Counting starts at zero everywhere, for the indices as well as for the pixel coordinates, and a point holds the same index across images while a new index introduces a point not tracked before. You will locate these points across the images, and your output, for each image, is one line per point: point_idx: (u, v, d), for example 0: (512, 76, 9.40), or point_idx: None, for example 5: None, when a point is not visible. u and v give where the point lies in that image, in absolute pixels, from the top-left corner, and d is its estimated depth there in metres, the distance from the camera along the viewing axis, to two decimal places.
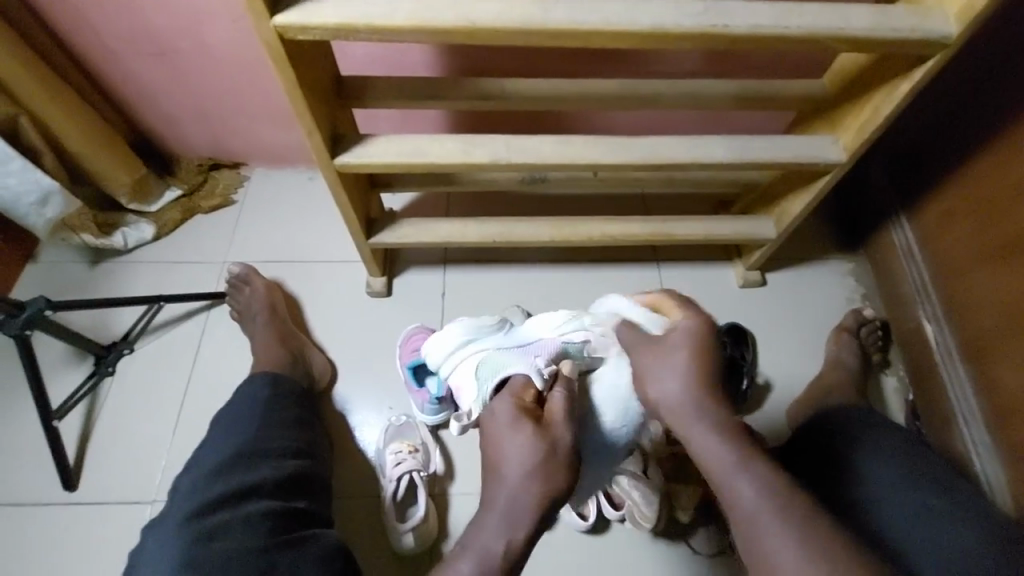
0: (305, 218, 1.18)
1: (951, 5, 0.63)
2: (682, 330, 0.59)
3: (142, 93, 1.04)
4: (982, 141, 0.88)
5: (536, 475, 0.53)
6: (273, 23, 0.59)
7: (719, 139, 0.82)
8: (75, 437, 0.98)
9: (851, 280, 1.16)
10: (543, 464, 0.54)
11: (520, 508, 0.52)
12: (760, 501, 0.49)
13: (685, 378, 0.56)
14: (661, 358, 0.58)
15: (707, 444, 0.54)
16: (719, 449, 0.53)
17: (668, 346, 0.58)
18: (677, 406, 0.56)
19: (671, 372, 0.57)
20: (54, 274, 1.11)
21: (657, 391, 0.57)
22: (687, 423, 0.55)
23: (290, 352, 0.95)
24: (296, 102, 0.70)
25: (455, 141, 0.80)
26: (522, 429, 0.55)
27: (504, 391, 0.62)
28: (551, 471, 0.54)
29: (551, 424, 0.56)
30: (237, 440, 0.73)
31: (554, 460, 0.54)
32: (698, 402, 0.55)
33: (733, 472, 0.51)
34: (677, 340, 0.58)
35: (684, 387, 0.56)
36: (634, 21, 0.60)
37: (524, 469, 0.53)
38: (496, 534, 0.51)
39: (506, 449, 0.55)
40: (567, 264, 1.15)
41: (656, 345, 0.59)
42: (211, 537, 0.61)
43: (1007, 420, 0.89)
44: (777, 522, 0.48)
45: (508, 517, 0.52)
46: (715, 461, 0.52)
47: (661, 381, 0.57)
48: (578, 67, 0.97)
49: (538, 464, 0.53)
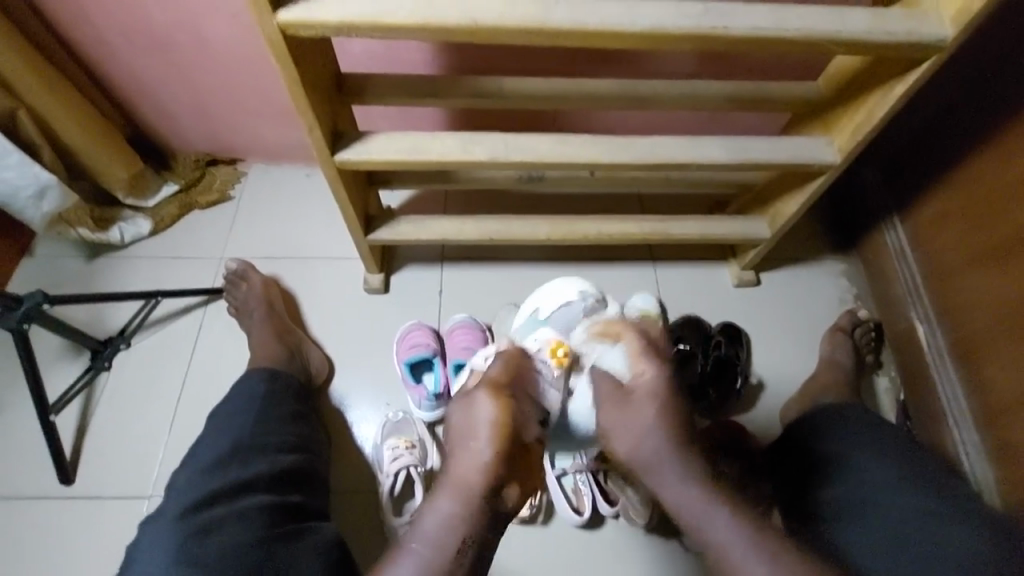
0: (301, 214, 1.18)
1: (944, 11, 0.65)
2: (647, 384, 0.54)
3: (142, 90, 1.04)
4: (974, 144, 0.90)
5: (466, 450, 0.52)
6: (276, 19, 0.59)
7: (715, 139, 0.83)
8: (71, 431, 0.97)
9: (844, 281, 1.18)
10: (470, 425, 0.53)
11: (454, 483, 0.51)
12: (734, 540, 0.51)
13: (651, 438, 0.53)
14: (629, 416, 0.54)
15: (677, 494, 0.53)
16: (688, 496, 0.53)
17: (631, 407, 0.54)
18: (645, 463, 0.54)
19: (637, 434, 0.54)
20: (50, 268, 1.11)
21: (627, 449, 0.54)
22: (655, 477, 0.54)
23: (288, 347, 0.95)
24: (297, 98, 0.70)
25: (455, 140, 0.81)
26: (457, 407, 0.55)
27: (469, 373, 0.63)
28: (477, 445, 0.52)
29: (474, 393, 0.53)
30: (235, 435, 0.73)
31: (477, 434, 0.52)
32: (667, 458, 0.53)
33: (706, 516, 0.52)
34: (642, 401, 0.54)
35: (653, 444, 0.53)
36: (633, 22, 0.61)
37: (457, 447, 0.53)
38: (432, 513, 0.51)
39: (450, 422, 0.55)
40: (564, 262, 1.16)
41: (618, 403, 0.55)
42: (207, 532, 0.61)
43: (995, 419, 0.91)
44: (752, 559, 0.50)
45: (446, 495, 0.51)
46: (686, 511, 0.53)
47: (629, 440, 0.54)
48: (577, 66, 0.97)
49: (465, 426, 0.53)
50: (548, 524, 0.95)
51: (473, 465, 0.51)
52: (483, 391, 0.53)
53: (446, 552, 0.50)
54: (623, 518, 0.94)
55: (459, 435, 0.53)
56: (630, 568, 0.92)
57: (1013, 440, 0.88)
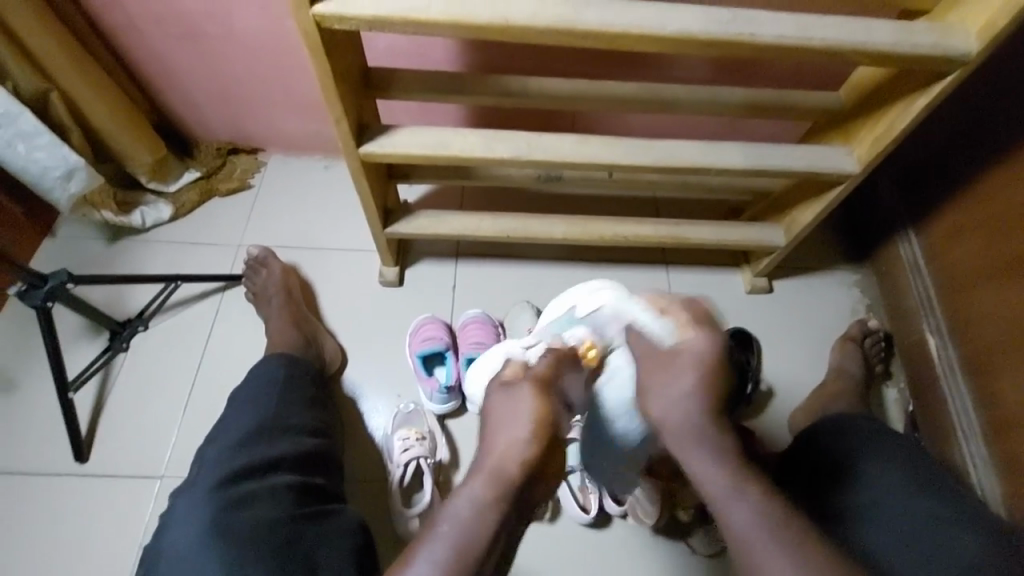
0: (321, 206, 1.20)
1: (972, 24, 0.65)
2: (693, 353, 0.53)
3: (170, 78, 1.06)
4: (992, 160, 0.90)
5: (504, 435, 0.53)
6: (312, 12, 0.60)
7: (735, 145, 0.84)
8: (88, 410, 0.99)
9: (856, 292, 1.18)
10: (515, 413, 0.54)
11: (490, 468, 0.52)
12: (758, 527, 0.50)
13: (691, 401, 0.53)
14: (668, 381, 0.54)
15: (705, 464, 0.53)
16: (715, 476, 0.53)
17: (674, 367, 0.54)
18: (681, 429, 0.54)
19: (675, 398, 0.53)
20: (73, 249, 1.13)
21: (662, 414, 0.54)
22: (686, 451, 0.54)
23: (304, 336, 0.96)
24: (327, 89, 0.71)
25: (478, 136, 0.82)
26: (499, 395, 0.56)
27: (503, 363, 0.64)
28: (516, 434, 0.52)
29: (520, 384, 0.56)
30: (259, 415, 0.74)
31: (518, 422, 0.53)
32: (702, 427, 0.53)
33: (731, 498, 0.52)
34: (686, 363, 0.53)
35: (689, 412, 0.53)
36: (663, 26, 0.62)
37: (495, 429, 0.54)
38: (463, 498, 0.51)
39: (493, 410, 0.56)
40: (576, 262, 1.17)
41: (661, 363, 0.55)
42: (240, 505, 0.63)
43: (1005, 434, 0.91)
44: (774, 546, 0.49)
45: (481, 480, 0.51)
46: (711, 489, 0.53)
47: (666, 407, 0.54)
48: (598, 68, 0.98)
49: (511, 413, 0.54)
50: (554, 521, 0.95)
51: (513, 450, 0.52)
52: (529, 385, 0.56)
53: (475, 538, 0.49)
54: (630, 518, 0.94)
55: (500, 421, 0.54)
56: (634, 567, 0.93)
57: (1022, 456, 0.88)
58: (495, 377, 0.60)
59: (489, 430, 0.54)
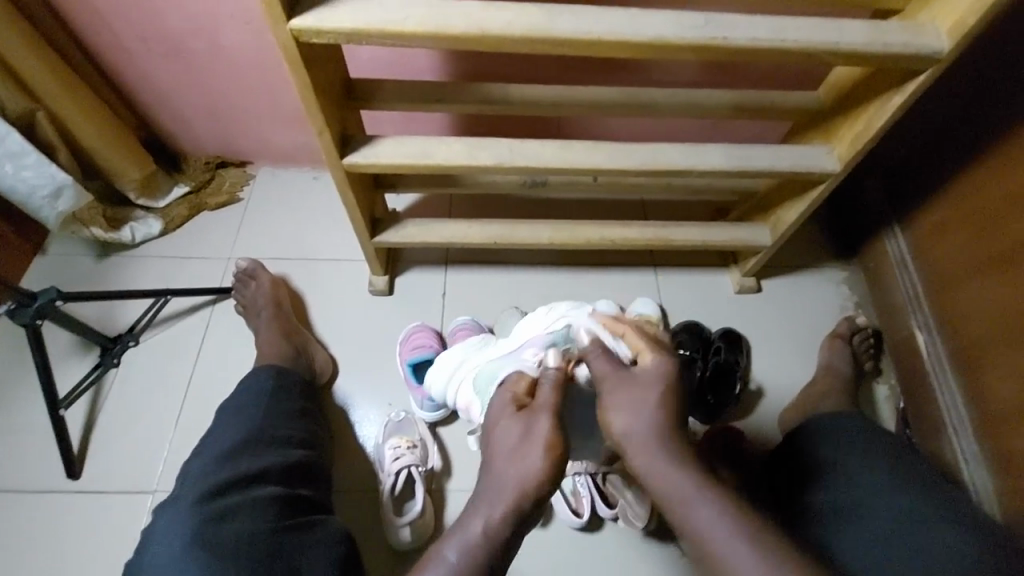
0: (309, 217, 1.20)
1: (944, 21, 0.66)
2: (650, 374, 0.56)
3: (157, 95, 1.07)
4: (974, 155, 0.91)
5: (515, 459, 0.54)
6: (290, 26, 0.61)
7: (717, 147, 0.84)
8: (79, 427, 0.99)
9: (844, 289, 1.19)
10: (522, 442, 0.55)
11: (499, 491, 0.53)
12: (717, 532, 0.50)
13: (648, 418, 0.54)
14: (627, 396, 0.55)
15: (664, 475, 0.53)
16: (677, 481, 0.53)
17: (637, 385, 0.56)
18: (636, 445, 0.54)
19: (639, 410, 0.55)
20: (62, 267, 1.13)
21: (620, 427, 0.55)
22: (646, 461, 0.54)
23: (294, 347, 0.97)
24: (308, 101, 0.72)
25: (461, 144, 0.82)
26: (507, 422, 0.57)
27: (500, 384, 0.63)
28: (525, 457, 0.53)
29: (531, 414, 0.56)
30: (245, 428, 0.75)
31: (527, 447, 0.54)
32: (657, 441, 0.54)
33: (692, 505, 0.52)
34: (648, 381, 0.56)
35: (644, 428, 0.54)
36: (636, 32, 0.62)
37: (504, 455, 0.55)
38: (475, 519, 0.52)
39: (497, 436, 0.57)
40: (566, 266, 1.18)
41: (623, 380, 0.56)
42: (223, 518, 0.63)
43: (995, 427, 0.91)
44: (733, 551, 0.49)
45: (491, 503, 0.52)
46: (674, 497, 0.52)
47: (625, 421, 0.55)
48: (578, 74, 0.99)
49: (518, 443, 0.55)
50: (547, 526, 0.95)
51: (521, 474, 0.53)
52: (541, 414, 0.56)
53: (484, 559, 0.51)
54: (622, 521, 0.94)
55: (508, 448, 0.55)
56: (628, 570, 0.93)
57: (1013, 449, 0.88)
58: (496, 405, 0.60)
59: (495, 455, 0.56)
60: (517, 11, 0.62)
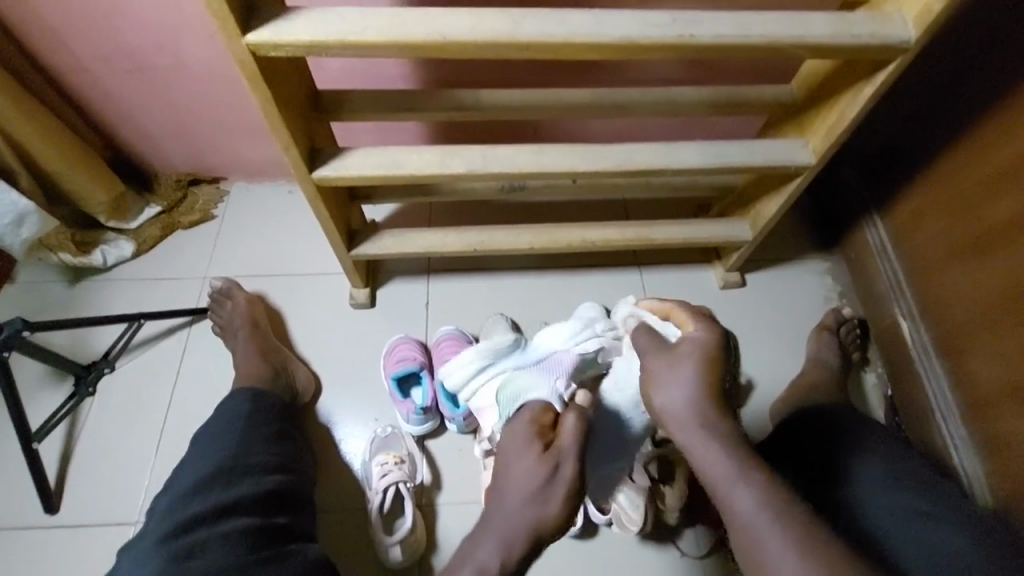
0: (287, 231, 1.18)
1: (910, 10, 0.65)
2: (695, 341, 0.58)
3: (122, 114, 1.04)
4: (952, 139, 0.90)
5: (530, 506, 0.54)
6: (245, 41, 0.59)
7: (693, 145, 0.83)
8: (56, 459, 0.96)
9: (828, 279, 1.19)
10: (542, 490, 0.55)
11: (507, 534, 0.53)
12: (759, 513, 0.50)
13: (694, 388, 0.56)
14: (671, 364, 0.57)
15: (709, 452, 0.54)
16: (721, 461, 0.53)
17: (679, 351, 0.58)
18: (681, 415, 0.56)
19: (678, 381, 0.56)
20: (32, 295, 1.10)
21: (663, 398, 0.57)
22: (692, 433, 0.55)
23: (273, 367, 0.94)
24: (270, 117, 0.70)
25: (433, 153, 0.80)
26: (522, 460, 0.56)
27: (520, 411, 0.63)
28: (541, 506, 0.54)
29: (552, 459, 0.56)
30: (219, 457, 0.73)
31: (541, 498, 0.54)
32: (703, 414, 0.55)
33: (735, 483, 0.52)
34: (688, 351, 0.57)
35: (689, 397, 0.56)
36: (601, 31, 0.61)
37: (518, 495, 0.54)
38: (483, 560, 0.52)
39: (514, 472, 0.56)
40: (550, 270, 1.16)
41: (666, 352, 0.59)
42: (190, 555, 0.61)
43: (982, 412, 0.91)
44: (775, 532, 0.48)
45: (498, 546, 0.53)
46: (716, 472, 0.53)
47: (666, 392, 0.57)
48: (551, 77, 0.98)
49: (538, 491, 0.54)
50: None
51: (531, 523, 0.54)
52: (566, 461, 0.56)
53: None
54: (615, 527, 0.92)
55: (522, 491, 0.54)
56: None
57: (1003, 434, 0.88)
58: (514, 436, 0.58)
59: (507, 492, 0.55)
60: (479, 16, 0.61)
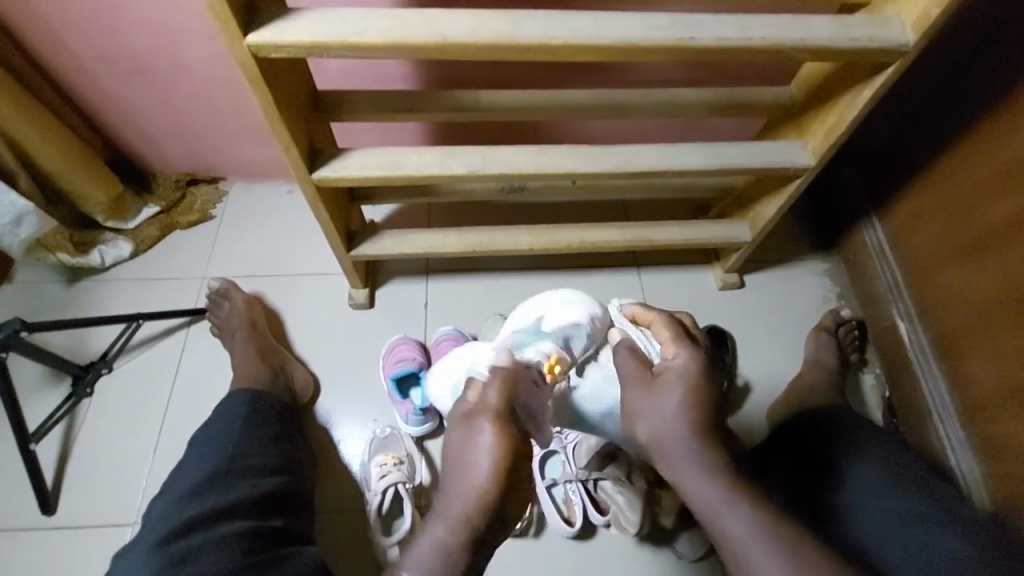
0: (286, 232, 1.18)
1: (909, 14, 0.66)
2: (677, 368, 0.57)
3: (121, 114, 1.04)
4: (951, 141, 0.91)
5: (459, 474, 0.52)
6: (246, 42, 0.59)
7: (693, 147, 0.84)
8: (53, 459, 0.96)
9: (826, 281, 1.19)
10: (468, 457, 0.52)
11: (445, 514, 0.51)
12: (747, 539, 0.50)
13: (677, 417, 0.54)
14: (653, 394, 0.56)
15: (695, 483, 0.53)
16: (706, 490, 0.52)
17: (661, 381, 0.57)
18: (664, 444, 0.55)
19: (660, 411, 0.55)
20: (29, 295, 1.10)
21: (648, 426, 0.56)
22: (675, 466, 0.54)
23: (271, 367, 0.94)
24: (271, 118, 0.69)
25: (432, 155, 0.81)
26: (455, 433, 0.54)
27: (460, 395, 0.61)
28: (469, 474, 0.51)
29: (473, 422, 0.53)
30: (218, 458, 0.73)
31: (469, 465, 0.51)
32: (685, 441, 0.54)
33: (722, 511, 0.51)
34: (672, 379, 0.56)
35: (672, 427, 0.54)
36: (603, 33, 0.61)
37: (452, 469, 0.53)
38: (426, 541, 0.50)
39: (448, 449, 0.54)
40: (549, 270, 1.17)
41: (647, 381, 0.58)
42: (185, 560, 0.61)
43: (979, 414, 0.91)
44: (764, 558, 0.48)
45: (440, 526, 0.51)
46: (704, 502, 0.52)
47: (651, 423, 0.56)
48: (552, 78, 0.98)
49: (466, 459, 0.52)
50: (539, 535, 0.94)
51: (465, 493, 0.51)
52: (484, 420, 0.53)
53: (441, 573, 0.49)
54: (614, 528, 0.93)
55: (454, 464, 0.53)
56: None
57: (1000, 435, 0.88)
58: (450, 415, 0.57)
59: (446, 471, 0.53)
60: (480, 18, 0.61)
